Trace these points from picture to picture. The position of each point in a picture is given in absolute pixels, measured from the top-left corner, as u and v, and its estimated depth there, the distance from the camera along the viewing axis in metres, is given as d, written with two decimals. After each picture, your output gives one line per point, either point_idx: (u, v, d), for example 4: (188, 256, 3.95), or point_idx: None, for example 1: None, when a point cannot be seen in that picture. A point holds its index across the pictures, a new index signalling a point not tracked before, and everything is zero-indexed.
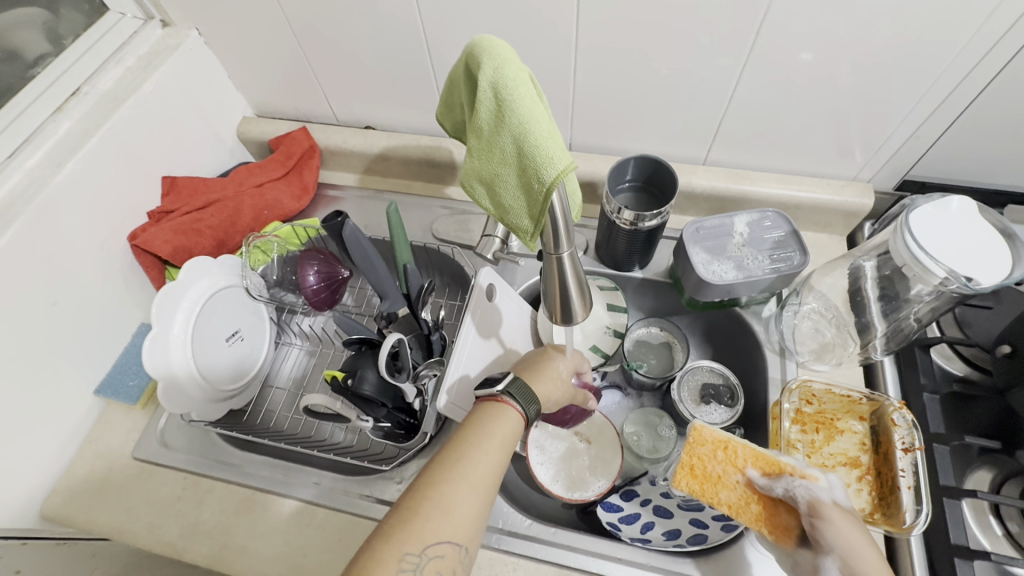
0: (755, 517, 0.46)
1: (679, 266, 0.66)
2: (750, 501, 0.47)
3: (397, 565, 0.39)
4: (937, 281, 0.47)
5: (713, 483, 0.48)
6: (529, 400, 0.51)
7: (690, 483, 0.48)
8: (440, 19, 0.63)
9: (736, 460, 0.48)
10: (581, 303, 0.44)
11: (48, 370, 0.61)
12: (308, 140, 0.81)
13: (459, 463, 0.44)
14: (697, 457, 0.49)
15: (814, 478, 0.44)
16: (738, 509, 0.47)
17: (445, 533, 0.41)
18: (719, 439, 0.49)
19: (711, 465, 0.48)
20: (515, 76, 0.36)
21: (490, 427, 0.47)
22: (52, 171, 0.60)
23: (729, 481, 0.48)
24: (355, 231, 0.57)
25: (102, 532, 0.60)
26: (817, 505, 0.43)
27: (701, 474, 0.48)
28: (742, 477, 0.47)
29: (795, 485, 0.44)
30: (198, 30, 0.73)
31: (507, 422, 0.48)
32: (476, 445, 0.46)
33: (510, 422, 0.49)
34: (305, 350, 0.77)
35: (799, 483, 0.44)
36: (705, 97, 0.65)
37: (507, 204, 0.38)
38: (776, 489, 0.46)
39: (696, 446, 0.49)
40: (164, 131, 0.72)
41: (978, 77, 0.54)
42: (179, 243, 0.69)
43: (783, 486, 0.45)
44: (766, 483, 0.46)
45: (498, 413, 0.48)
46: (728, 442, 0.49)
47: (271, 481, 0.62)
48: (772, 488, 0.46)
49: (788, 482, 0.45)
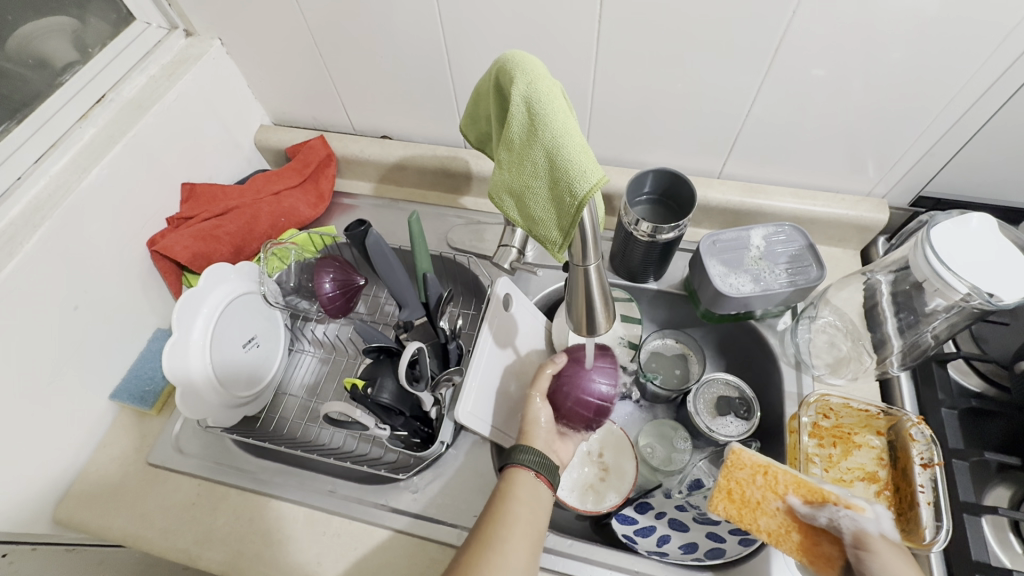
0: (796, 547, 0.48)
1: (696, 278, 0.67)
2: (790, 529, 0.48)
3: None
4: (959, 296, 0.48)
5: (752, 509, 0.49)
6: (512, 449, 0.53)
7: (727, 508, 0.50)
8: (461, 32, 0.64)
9: (776, 487, 0.49)
10: (604, 314, 0.44)
11: (67, 372, 0.61)
12: (325, 148, 0.82)
13: (493, 530, 0.48)
14: (734, 481, 0.50)
15: (860, 509, 0.45)
16: (779, 537, 0.48)
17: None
18: (758, 464, 0.50)
19: (749, 490, 0.50)
20: (547, 91, 0.37)
21: (507, 493, 0.50)
22: (77, 175, 0.61)
23: (769, 508, 0.49)
24: (378, 240, 0.57)
25: (116, 538, 0.60)
26: (864, 537, 0.44)
27: (738, 498, 0.50)
28: (782, 503, 0.49)
29: (840, 514, 0.46)
30: (221, 40, 0.75)
31: (514, 483, 0.51)
32: (502, 509, 0.49)
33: (521, 481, 0.51)
34: (318, 357, 0.78)
35: (844, 513, 0.45)
36: (721, 112, 0.66)
37: (536, 216, 0.38)
38: (819, 517, 0.47)
39: (734, 471, 0.50)
40: (184, 138, 0.73)
41: (994, 97, 0.55)
42: (198, 248, 0.69)
43: (827, 515, 0.46)
44: (809, 511, 0.47)
45: (502, 482, 0.52)
46: (768, 467, 0.50)
47: (285, 488, 0.62)
48: (816, 517, 0.47)
49: (833, 511, 0.46)
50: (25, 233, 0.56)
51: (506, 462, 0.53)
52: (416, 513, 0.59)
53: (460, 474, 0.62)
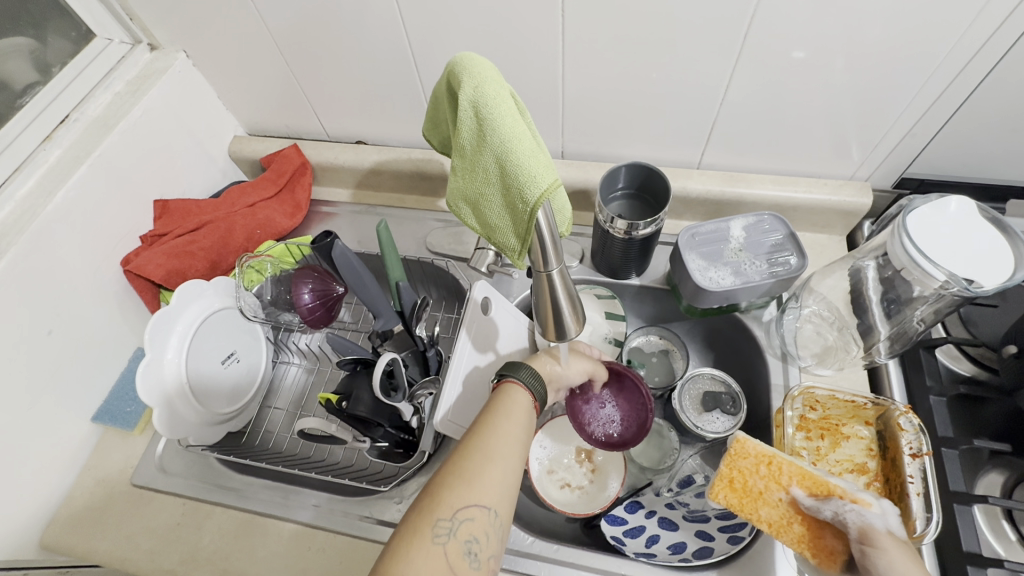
0: (797, 538, 0.47)
1: (676, 273, 0.65)
2: (792, 521, 0.47)
3: (430, 531, 0.39)
4: (937, 284, 0.46)
5: (753, 498, 0.48)
6: (516, 365, 0.51)
7: (728, 496, 0.49)
8: (426, 34, 0.63)
9: (780, 477, 0.48)
10: (573, 318, 0.43)
11: (43, 398, 0.60)
12: (299, 157, 0.81)
13: (487, 439, 0.44)
14: (737, 470, 0.50)
15: (866, 504, 0.43)
16: (779, 528, 0.47)
17: (472, 497, 0.40)
18: (762, 453, 0.49)
19: (752, 479, 0.49)
20: (495, 93, 0.36)
21: (505, 404, 0.48)
22: (43, 199, 0.60)
23: (771, 498, 0.48)
24: (345, 250, 0.57)
25: (101, 560, 0.60)
26: (870, 533, 0.42)
27: (741, 487, 0.49)
28: (786, 494, 0.48)
29: (846, 509, 0.44)
30: (186, 52, 0.74)
31: (513, 395, 0.49)
32: (498, 422, 0.46)
33: (520, 401, 0.49)
34: (303, 367, 0.77)
35: (850, 507, 0.44)
36: (696, 99, 0.64)
37: (493, 224, 0.38)
38: (823, 511, 0.45)
39: (737, 459, 0.50)
40: (153, 154, 0.71)
41: (975, 69, 0.53)
42: (172, 266, 0.68)
43: (832, 509, 0.45)
44: (813, 504, 0.46)
45: (498, 395, 0.49)
46: (772, 457, 0.49)
47: (271, 505, 0.61)
48: (820, 510, 0.46)
49: (837, 505, 0.44)
50: None
51: (507, 374, 0.51)
52: None
53: None
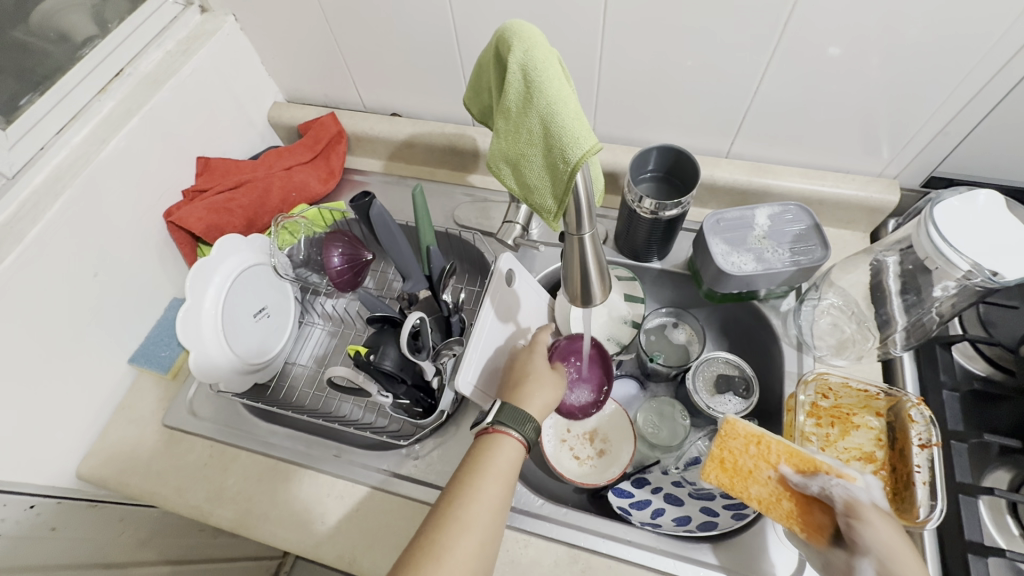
0: (786, 514, 0.48)
1: (699, 258, 0.67)
2: (781, 497, 0.48)
3: None
4: (961, 274, 0.48)
5: (743, 477, 0.50)
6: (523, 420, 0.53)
7: (719, 476, 0.50)
8: (468, 8, 0.64)
9: (769, 456, 0.49)
10: (599, 286, 0.45)
11: (87, 335, 0.64)
12: (336, 125, 0.83)
13: (457, 512, 0.47)
14: (727, 450, 0.51)
15: (851, 479, 0.45)
16: (769, 504, 0.49)
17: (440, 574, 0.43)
18: (752, 434, 0.51)
19: (742, 459, 0.50)
20: (543, 58, 0.38)
21: (485, 462, 0.50)
22: (96, 147, 0.63)
23: (760, 476, 0.49)
24: (382, 211, 0.58)
25: (132, 493, 0.64)
26: (856, 506, 0.44)
27: (731, 467, 0.50)
28: (774, 472, 0.49)
29: (832, 483, 0.45)
30: (234, 16, 0.76)
31: (499, 448, 0.51)
32: (472, 488, 0.48)
33: (507, 452, 0.51)
34: (327, 330, 0.80)
35: (836, 482, 0.45)
36: (729, 89, 0.65)
37: (533, 185, 0.40)
38: (811, 486, 0.47)
39: (728, 440, 0.51)
40: (198, 113, 0.74)
41: (1014, 69, 0.53)
42: (211, 221, 0.72)
43: (819, 484, 0.46)
44: (800, 481, 0.47)
45: (486, 446, 0.52)
46: (761, 437, 0.50)
47: (294, 452, 0.64)
48: (807, 486, 0.47)
49: (824, 480, 0.46)
50: (47, 202, 0.59)
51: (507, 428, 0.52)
52: (418, 479, 0.61)
53: (459, 443, 0.64)
